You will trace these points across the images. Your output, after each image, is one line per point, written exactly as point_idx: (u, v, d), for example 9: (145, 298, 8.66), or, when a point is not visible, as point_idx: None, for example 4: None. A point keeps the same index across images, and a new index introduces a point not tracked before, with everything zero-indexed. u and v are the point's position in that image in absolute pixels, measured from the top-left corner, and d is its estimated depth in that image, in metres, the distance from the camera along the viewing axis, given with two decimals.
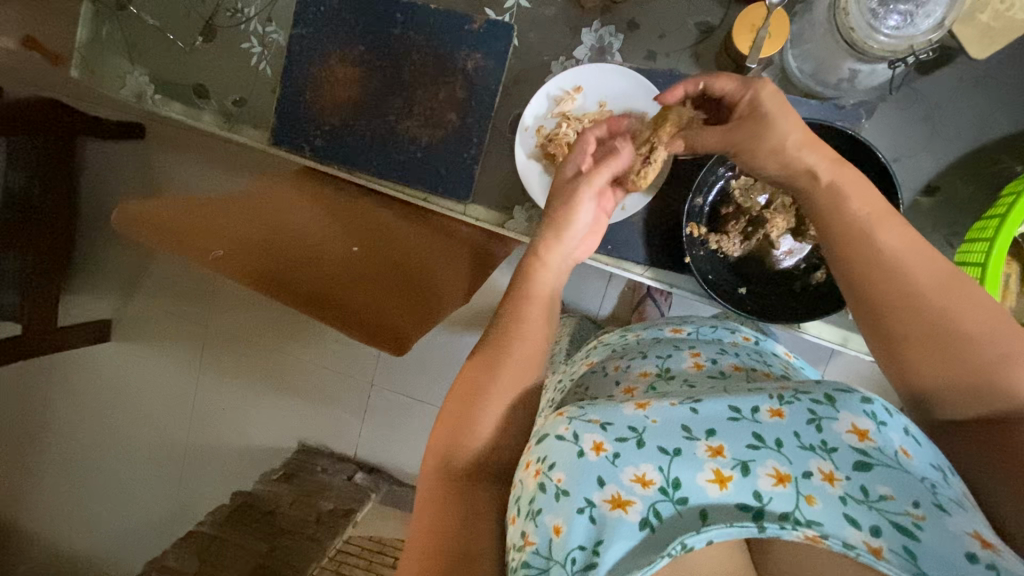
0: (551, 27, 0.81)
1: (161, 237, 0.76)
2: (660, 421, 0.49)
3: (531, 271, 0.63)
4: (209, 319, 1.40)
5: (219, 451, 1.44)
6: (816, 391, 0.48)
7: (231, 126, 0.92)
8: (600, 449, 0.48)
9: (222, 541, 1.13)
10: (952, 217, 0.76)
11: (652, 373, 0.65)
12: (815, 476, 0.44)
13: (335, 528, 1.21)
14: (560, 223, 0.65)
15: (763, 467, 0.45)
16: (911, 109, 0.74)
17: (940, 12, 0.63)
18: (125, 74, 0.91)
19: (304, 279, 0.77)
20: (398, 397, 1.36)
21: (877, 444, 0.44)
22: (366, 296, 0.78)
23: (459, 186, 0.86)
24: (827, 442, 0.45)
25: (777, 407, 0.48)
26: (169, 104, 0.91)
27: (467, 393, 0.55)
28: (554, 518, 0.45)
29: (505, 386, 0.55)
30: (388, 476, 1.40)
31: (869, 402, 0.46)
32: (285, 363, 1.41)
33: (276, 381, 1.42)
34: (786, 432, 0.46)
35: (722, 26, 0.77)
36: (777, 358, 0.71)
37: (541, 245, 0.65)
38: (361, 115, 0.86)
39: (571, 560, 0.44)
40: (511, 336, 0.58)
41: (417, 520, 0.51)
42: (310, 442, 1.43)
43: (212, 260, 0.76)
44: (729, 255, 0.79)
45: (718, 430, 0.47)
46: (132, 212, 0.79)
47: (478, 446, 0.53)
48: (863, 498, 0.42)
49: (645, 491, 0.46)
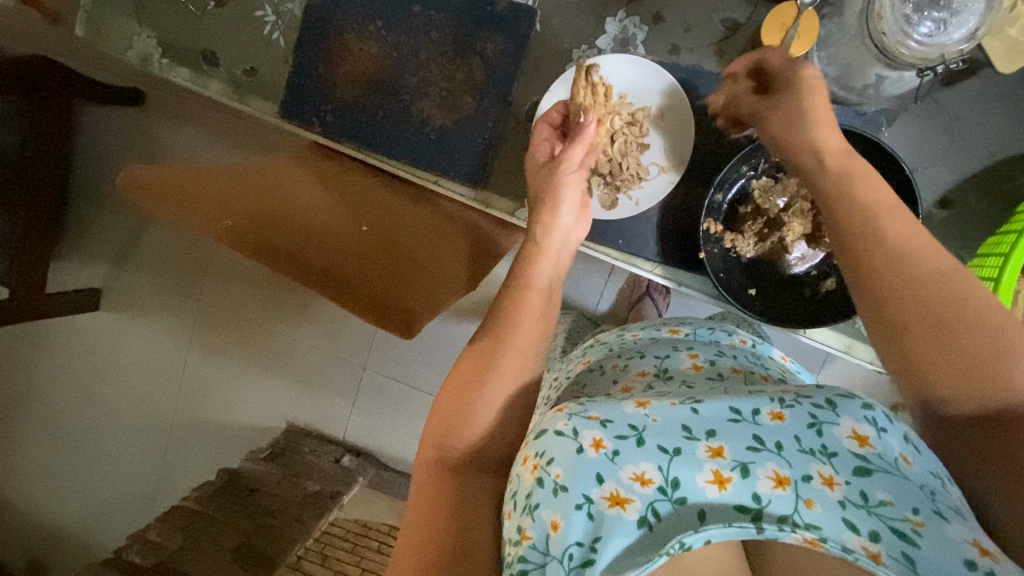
0: (576, 12, 0.79)
1: (167, 198, 0.79)
2: (660, 421, 0.48)
3: (532, 257, 0.65)
4: (202, 292, 1.36)
5: (206, 427, 1.40)
6: (817, 395, 0.48)
7: (239, 96, 0.88)
8: (600, 446, 0.47)
9: (206, 519, 1.14)
10: (964, 232, 0.76)
11: (649, 373, 0.65)
12: (815, 480, 0.43)
13: (319, 510, 1.19)
14: (550, 205, 0.68)
15: (763, 470, 0.44)
16: (932, 120, 0.74)
17: (973, 22, 0.63)
18: (132, 36, 0.87)
19: (315, 254, 0.79)
20: (390, 381, 1.35)
21: (876, 450, 0.44)
22: (371, 274, 0.80)
23: (468, 170, 0.84)
24: (828, 447, 0.45)
25: (778, 410, 0.47)
26: (176, 69, 0.88)
27: (467, 379, 0.55)
28: (551, 513, 0.44)
29: (503, 378, 0.55)
30: (375, 461, 1.38)
31: (870, 408, 0.46)
32: (271, 342, 1.38)
33: (268, 357, 1.39)
34: (787, 435, 0.46)
35: (748, 24, 0.76)
36: (773, 362, 0.72)
37: (540, 230, 0.67)
38: (372, 92, 0.84)
39: (569, 556, 0.43)
40: (507, 335, 0.57)
41: (416, 512, 0.50)
42: (298, 422, 1.41)
43: (223, 229, 0.76)
44: (742, 255, 0.78)
45: (719, 431, 0.47)
46: (138, 177, 0.81)
47: (480, 420, 0.53)
48: (863, 503, 0.42)
49: (644, 489, 0.45)
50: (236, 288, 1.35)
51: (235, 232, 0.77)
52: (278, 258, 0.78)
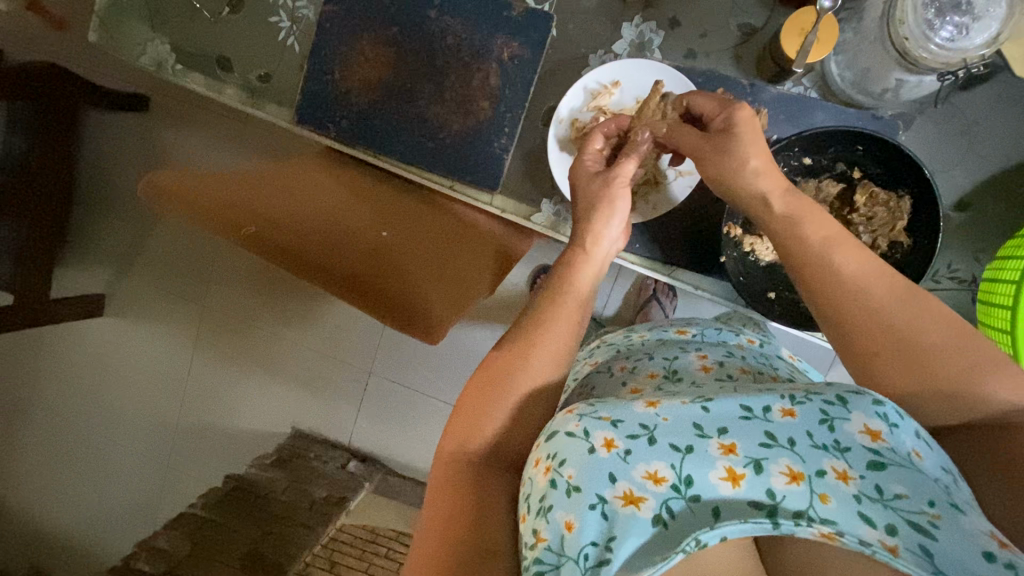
0: (592, 18, 0.80)
1: (189, 204, 0.78)
2: (672, 420, 0.46)
3: (575, 260, 0.63)
4: (205, 298, 1.35)
5: (208, 432, 1.39)
6: (827, 391, 0.46)
7: (253, 101, 0.91)
8: (611, 446, 0.45)
9: (216, 524, 1.14)
10: (984, 235, 0.77)
11: (659, 374, 0.63)
12: (828, 475, 0.41)
13: (327, 516, 1.19)
14: (598, 211, 0.64)
15: (776, 465, 0.42)
16: (948, 124, 0.75)
17: (995, 28, 0.64)
18: (142, 41, 0.91)
19: (345, 262, 0.80)
20: (396, 387, 1.34)
21: (888, 444, 0.42)
22: (398, 281, 0.80)
23: (486, 175, 0.84)
24: (840, 442, 0.43)
25: (788, 407, 0.45)
26: (189, 75, 0.91)
27: (494, 378, 0.55)
28: (566, 514, 0.43)
29: (533, 374, 0.55)
30: (381, 466, 1.38)
31: (881, 404, 0.43)
32: (274, 346, 1.38)
33: (272, 360, 1.38)
34: (798, 431, 0.44)
35: (764, 29, 0.77)
36: (782, 361, 0.71)
37: (590, 232, 0.63)
38: (389, 97, 0.84)
39: (585, 556, 0.41)
40: (539, 332, 0.57)
41: (427, 511, 0.50)
42: (304, 428, 1.40)
43: (247, 237, 0.78)
44: (762, 258, 0.78)
45: (730, 428, 0.45)
46: (160, 182, 0.81)
47: (502, 414, 0.53)
48: (878, 497, 0.40)
49: (657, 488, 0.43)
50: (239, 293, 1.34)
51: (260, 239, 0.78)
52: (304, 267, 0.80)
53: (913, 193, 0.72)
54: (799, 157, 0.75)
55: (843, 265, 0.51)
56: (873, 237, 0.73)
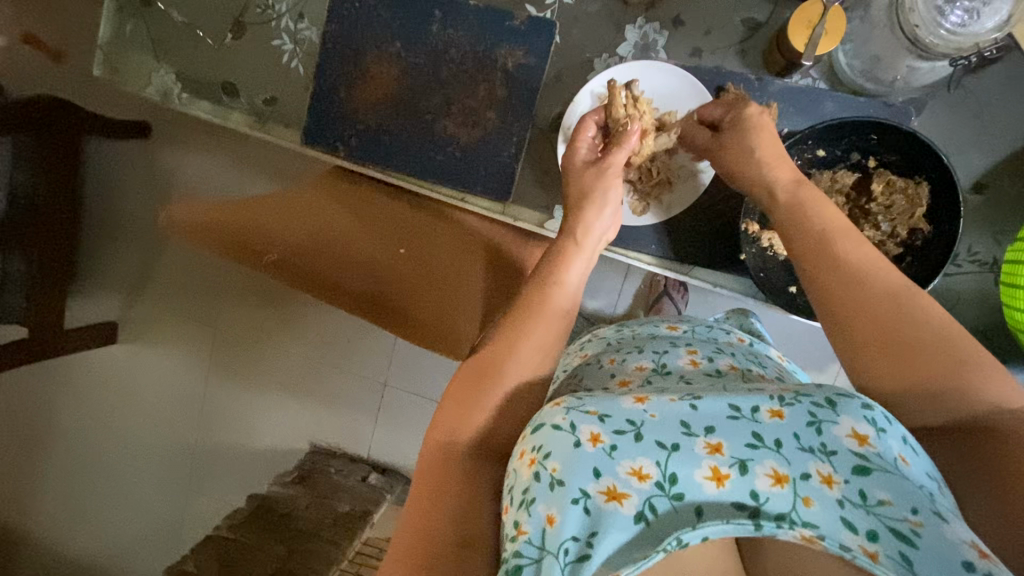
0: (595, 23, 0.81)
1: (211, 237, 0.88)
2: (660, 416, 0.45)
3: (566, 252, 0.63)
4: (218, 318, 1.22)
5: (223, 459, 1.29)
6: (817, 394, 0.45)
7: (262, 123, 0.98)
8: (597, 441, 0.44)
9: (245, 545, 1.13)
10: (1002, 215, 0.77)
11: (647, 367, 0.61)
12: (813, 478, 0.41)
13: (352, 531, 1.17)
14: (591, 202, 0.66)
15: (762, 467, 0.42)
16: (961, 107, 0.76)
17: (1006, 10, 0.63)
18: (151, 72, 1.00)
19: (357, 283, 0.84)
20: (410, 397, 1.28)
21: (876, 449, 0.41)
22: (416, 298, 0.84)
23: (501, 186, 0.84)
24: (827, 445, 0.42)
25: (777, 408, 0.44)
26: (196, 102, 0.99)
27: (473, 376, 0.53)
28: (547, 508, 0.42)
29: (514, 371, 0.53)
30: (402, 477, 1.32)
31: (870, 408, 0.43)
32: (266, 354, 1.27)
33: (275, 377, 1.29)
34: (785, 432, 0.43)
35: (768, 24, 0.78)
36: (771, 360, 0.67)
37: (579, 227, 0.65)
38: (397, 113, 0.84)
39: (564, 551, 0.40)
40: (525, 328, 0.55)
41: (409, 506, 0.49)
42: (321, 443, 1.32)
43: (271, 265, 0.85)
44: (780, 253, 0.78)
45: (717, 427, 0.44)
46: (177, 216, 0.92)
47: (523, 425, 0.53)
48: (861, 503, 0.40)
49: (641, 485, 0.42)
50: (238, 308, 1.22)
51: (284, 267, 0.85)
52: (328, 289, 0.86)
53: (931, 179, 0.72)
54: (812, 149, 0.75)
55: (871, 256, 0.52)
56: (892, 225, 0.74)
